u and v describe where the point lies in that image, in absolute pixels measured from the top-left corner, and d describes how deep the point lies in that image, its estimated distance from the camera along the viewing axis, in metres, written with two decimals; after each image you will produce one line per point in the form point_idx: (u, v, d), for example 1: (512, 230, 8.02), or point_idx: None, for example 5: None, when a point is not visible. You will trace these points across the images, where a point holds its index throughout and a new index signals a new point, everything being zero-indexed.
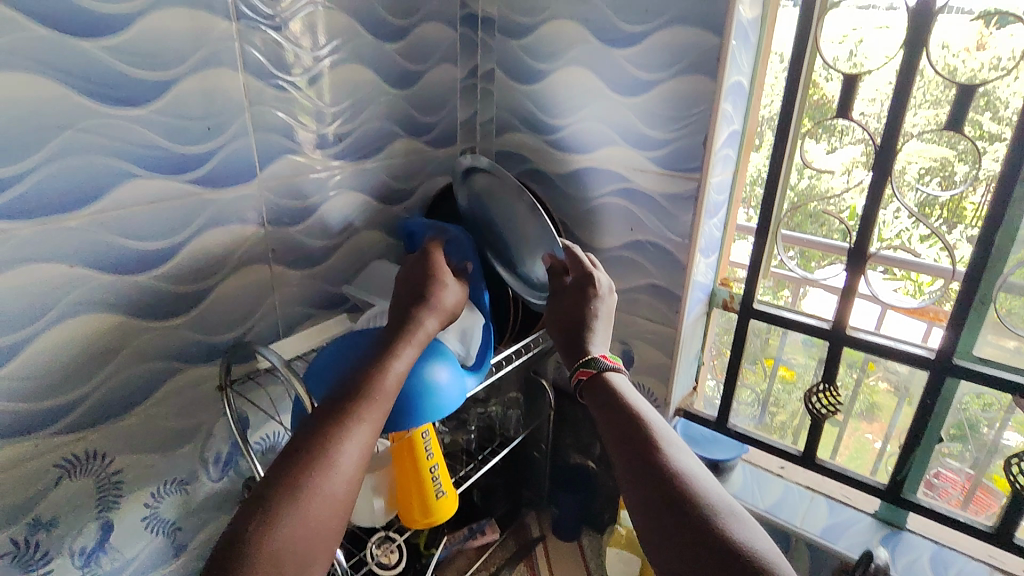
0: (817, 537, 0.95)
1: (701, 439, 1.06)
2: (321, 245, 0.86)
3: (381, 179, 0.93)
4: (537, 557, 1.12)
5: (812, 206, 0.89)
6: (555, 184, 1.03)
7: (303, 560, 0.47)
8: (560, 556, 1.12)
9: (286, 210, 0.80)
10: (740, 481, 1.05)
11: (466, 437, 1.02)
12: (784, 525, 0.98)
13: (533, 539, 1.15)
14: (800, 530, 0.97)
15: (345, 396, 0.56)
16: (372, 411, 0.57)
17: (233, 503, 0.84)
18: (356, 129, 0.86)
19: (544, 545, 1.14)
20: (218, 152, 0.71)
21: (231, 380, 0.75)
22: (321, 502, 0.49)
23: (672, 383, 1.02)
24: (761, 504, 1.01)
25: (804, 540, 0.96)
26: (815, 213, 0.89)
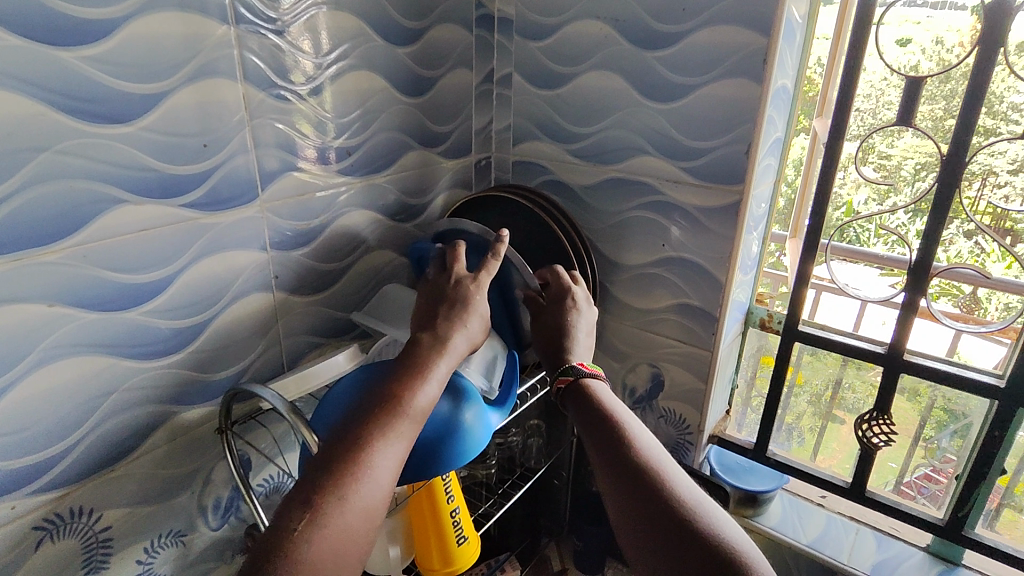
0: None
1: (735, 469, 1.01)
2: (329, 268, 0.79)
3: (393, 194, 0.86)
4: None
5: (854, 216, 0.84)
6: (579, 197, 0.95)
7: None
8: None
9: (291, 231, 0.73)
10: (778, 513, 0.99)
11: (485, 470, 0.93)
12: (829, 562, 0.90)
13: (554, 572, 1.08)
14: (846, 568, 0.89)
15: (373, 403, 0.50)
16: (406, 425, 0.50)
17: (234, 554, 0.76)
18: (367, 144, 0.79)
19: None
20: (217, 170, 0.64)
21: (231, 421, 0.68)
22: (352, 515, 0.43)
23: (706, 410, 0.95)
24: (803, 536, 0.94)
25: None
26: (858, 223, 0.84)
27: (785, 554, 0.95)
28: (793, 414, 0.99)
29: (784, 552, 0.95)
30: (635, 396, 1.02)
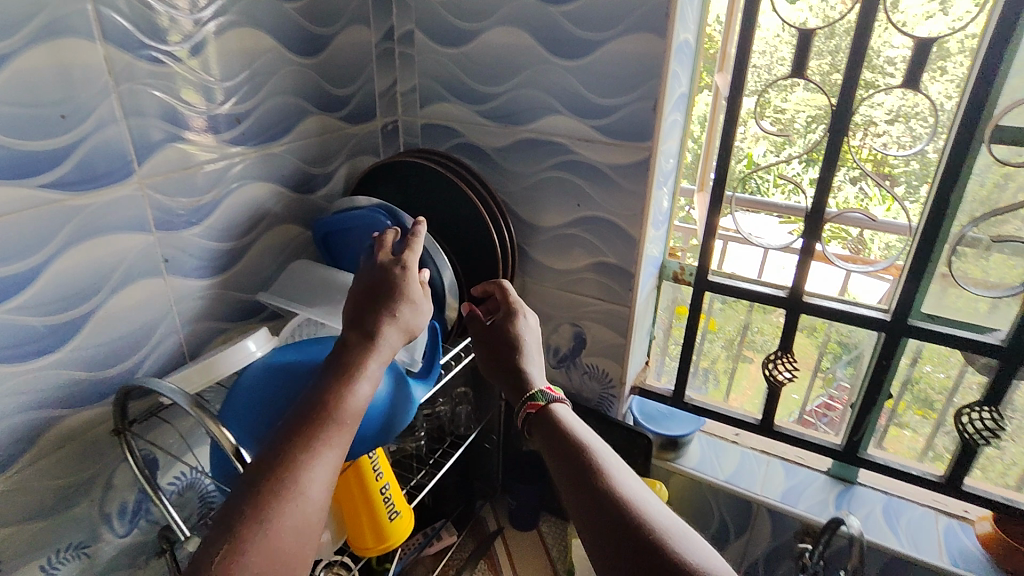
0: (778, 502, 0.94)
1: (657, 416, 1.05)
2: (229, 246, 0.74)
3: (294, 164, 0.81)
4: (497, 553, 1.06)
5: (756, 167, 0.87)
6: (491, 158, 0.93)
7: None
8: (520, 548, 1.07)
9: (180, 209, 0.67)
10: (697, 453, 1.05)
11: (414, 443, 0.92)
12: (747, 494, 0.96)
13: (490, 533, 1.09)
14: (761, 497, 0.96)
15: (310, 416, 0.48)
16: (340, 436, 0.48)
17: (147, 559, 0.70)
18: (258, 107, 0.73)
19: (503, 538, 1.09)
20: (83, 142, 0.57)
21: (128, 420, 0.62)
22: (284, 534, 0.41)
23: (627, 363, 0.98)
24: (722, 474, 1.00)
25: (766, 507, 0.95)
26: (758, 173, 0.87)
27: (705, 491, 1.00)
28: (707, 358, 1.04)
29: (704, 489, 1.00)
30: (558, 355, 1.04)
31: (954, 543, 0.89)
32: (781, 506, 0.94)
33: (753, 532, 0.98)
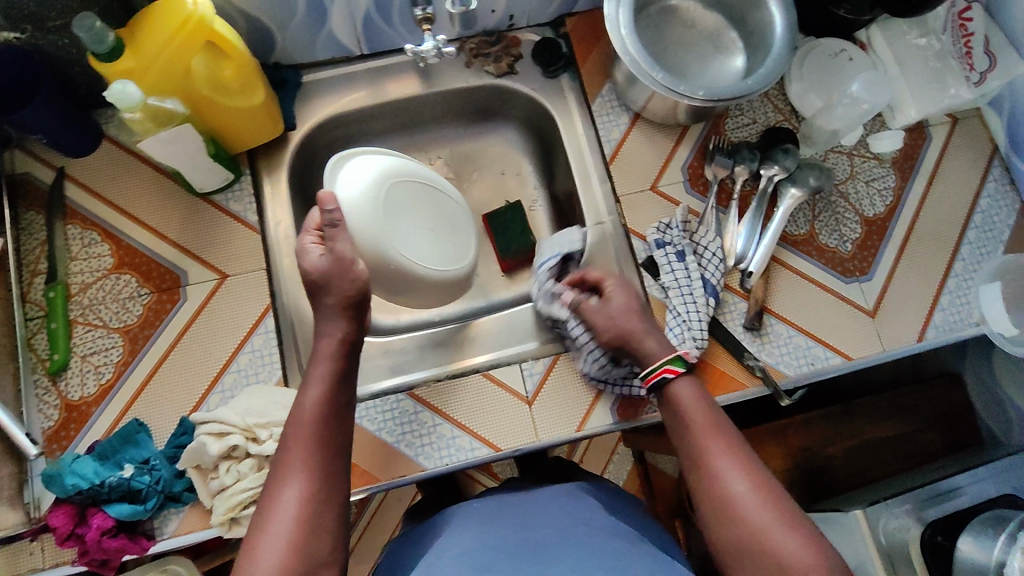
0: (700, 93, 0.76)
1: None
2: None
3: None
4: (231, 204, 0.80)
5: None
6: None
7: (282, 481, 0.58)
8: (242, 198, 0.80)
9: None
10: (608, 20, 0.77)
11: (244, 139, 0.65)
12: (662, 88, 0.76)
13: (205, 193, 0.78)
14: (679, 89, 0.76)
15: (295, 432, 0.61)
16: (310, 393, 0.63)
17: None
18: None
19: (218, 205, 0.80)
20: None
21: None
22: (273, 488, 0.58)
23: None
24: (655, 70, 0.75)
25: (682, 100, 0.77)
26: None
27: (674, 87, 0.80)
28: None
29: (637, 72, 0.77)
30: None
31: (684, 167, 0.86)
32: (714, 96, 0.75)
33: (656, 109, 0.84)
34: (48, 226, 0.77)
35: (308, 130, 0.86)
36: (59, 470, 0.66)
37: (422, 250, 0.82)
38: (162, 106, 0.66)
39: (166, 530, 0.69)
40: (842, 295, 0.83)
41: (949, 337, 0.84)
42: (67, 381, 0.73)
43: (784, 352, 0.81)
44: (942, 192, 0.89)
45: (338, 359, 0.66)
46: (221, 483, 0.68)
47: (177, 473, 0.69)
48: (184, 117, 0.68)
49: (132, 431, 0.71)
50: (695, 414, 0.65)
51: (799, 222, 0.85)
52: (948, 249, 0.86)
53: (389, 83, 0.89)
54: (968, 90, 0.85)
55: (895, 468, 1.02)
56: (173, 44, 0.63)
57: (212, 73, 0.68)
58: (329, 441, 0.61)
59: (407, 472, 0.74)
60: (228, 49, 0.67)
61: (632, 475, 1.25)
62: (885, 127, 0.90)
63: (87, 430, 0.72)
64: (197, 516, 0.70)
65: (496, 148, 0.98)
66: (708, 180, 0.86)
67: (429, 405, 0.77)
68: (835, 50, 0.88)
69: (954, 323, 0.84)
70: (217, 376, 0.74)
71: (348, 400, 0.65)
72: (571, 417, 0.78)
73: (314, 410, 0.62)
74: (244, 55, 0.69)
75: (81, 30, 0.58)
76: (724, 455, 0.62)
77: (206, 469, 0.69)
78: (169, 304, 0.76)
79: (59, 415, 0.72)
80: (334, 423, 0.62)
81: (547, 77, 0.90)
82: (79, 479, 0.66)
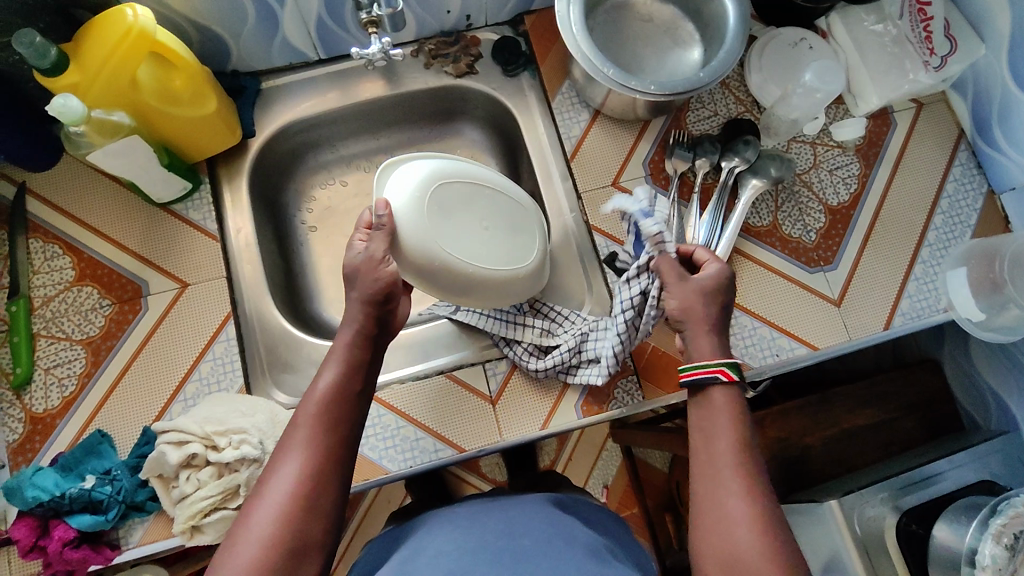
0: (650, 87, 0.75)
1: None
2: None
3: None
4: (191, 212, 0.80)
5: None
6: None
7: (287, 456, 0.57)
8: (201, 207, 0.81)
9: None
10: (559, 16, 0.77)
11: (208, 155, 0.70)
12: (613, 83, 0.76)
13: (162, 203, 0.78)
14: (629, 84, 0.75)
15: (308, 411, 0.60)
16: (327, 376, 0.62)
17: None
18: None
19: (177, 214, 0.80)
20: None
21: None
22: (274, 463, 0.57)
23: None
24: (606, 65, 0.75)
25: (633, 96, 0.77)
26: None
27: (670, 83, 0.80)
28: None
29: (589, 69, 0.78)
30: None
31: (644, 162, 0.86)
32: (666, 89, 0.75)
33: (614, 104, 0.84)
34: (10, 241, 0.78)
35: (268, 136, 0.87)
36: (21, 483, 0.67)
37: (476, 251, 0.75)
38: (109, 119, 0.67)
39: (131, 540, 0.70)
40: (806, 284, 0.83)
41: (916, 324, 0.83)
42: (31, 394, 0.74)
43: (748, 343, 0.80)
44: (908, 177, 0.88)
45: (359, 346, 0.64)
46: (182, 492, 0.68)
47: (139, 482, 0.70)
48: (132, 129, 0.69)
49: (94, 442, 0.71)
50: (700, 433, 0.60)
51: (762, 212, 0.85)
52: (914, 235, 0.86)
53: (349, 87, 0.89)
54: (927, 76, 0.85)
55: (874, 457, 1.01)
56: (116, 57, 0.63)
57: (159, 83, 0.69)
58: (339, 424, 0.60)
59: (370, 476, 0.75)
60: (174, 60, 0.68)
61: (620, 472, 1.22)
62: (848, 115, 0.89)
63: (51, 442, 0.72)
64: (161, 524, 0.70)
65: (462, 148, 0.98)
66: (669, 174, 0.85)
67: (392, 408, 0.77)
68: (795, 39, 0.88)
69: (921, 309, 0.83)
70: (179, 384, 0.75)
71: (362, 388, 0.63)
72: (535, 415, 0.78)
73: (327, 391, 0.61)
74: (192, 65, 0.69)
75: (22, 47, 0.59)
76: (730, 489, 0.56)
77: (169, 478, 0.69)
78: (131, 314, 0.77)
79: (23, 428, 0.73)
80: (350, 408, 0.61)
81: (507, 76, 0.90)
82: (39, 491, 0.67)
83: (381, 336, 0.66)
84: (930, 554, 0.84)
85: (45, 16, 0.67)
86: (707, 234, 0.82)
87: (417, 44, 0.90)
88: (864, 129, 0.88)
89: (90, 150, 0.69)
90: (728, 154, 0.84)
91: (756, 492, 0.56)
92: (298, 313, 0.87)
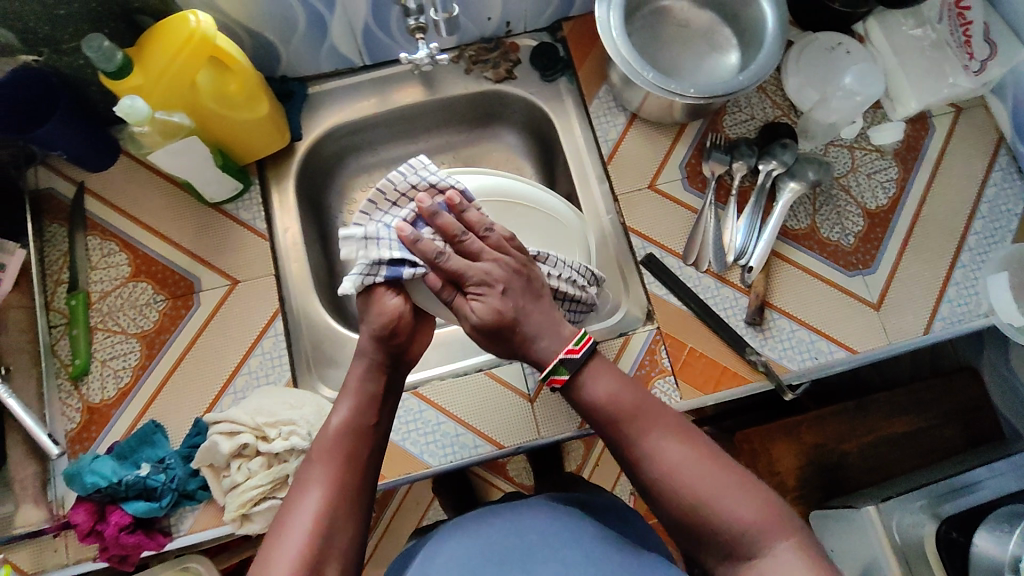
0: (690, 90, 0.77)
1: None
2: None
3: None
4: (241, 212, 0.83)
5: None
6: None
7: (304, 492, 0.58)
8: (250, 207, 0.83)
9: None
10: (600, 22, 0.79)
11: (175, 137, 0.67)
12: (652, 86, 0.77)
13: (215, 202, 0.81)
14: (669, 86, 0.77)
15: (322, 449, 0.60)
16: (340, 412, 0.62)
17: None
18: None
19: (228, 213, 0.83)
20: None
21: None
22: (292, 500, 0.58)
23: None
24: (646, 68, 0.77)
25: (673, 98, 0.78)
26: None
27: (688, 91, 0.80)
28: None
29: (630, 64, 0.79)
30: None
31: (683, 166, 0.87)
32: (705, 92, 0.76)
33: (652, 107, 0.85)
34: (70, 238, 0.81)
35: (314, 140, 0.89)
36: (80, 469, 0.69)
37: None
38: (168, 120, 0.69)
39: (182, 527, 0.72)
40: (844, 287, 0.83)
41: (957, 329, 0.83)
42: (88, 384, 0.76)
43: (786, 346, 0.81)
44: (948, 182, 0.87)
45: (372, 380, 0.64)
46: (233, 481, 0.70)
47: (191, 471, 0.72)
48: (190, 130, 0.71)
49: (149, 432, 0.74)
50: (619, 397, 0.61)
51: (799, 216, 0.85)
52: (953, 240, 0.85)
53: (392, 92, 0.92)
54: (966, 79, 0.84)
55: (911, 464, 1.00)
56: (181, 56, 0.66)
57: (215, 87, 0.72)
58: (357, 460, 0.60)
59: (412, 470, 0.76)
60: (232, 64, 0.70)
61: None
62: (886, 119, 0.89)
63: (107, 431, 0.75)
64: (211, 513, 0.72)
65: (499, 152, 1.00)
66: (706, 177, 0.86)
67: (434, 404, 0.78)
68: (833, 43, 0.88)
69: (962, 313, 0.83)
70: (229, 377, 0.77)
71: (378, 422, 0.63)
72: (573, 413, 0.79)
73: (341, 427, 0.61)
74: (247, 69, 0.72)
75: (90, 50, 0.62)
76: (658, 421, 0.60)
77: (219, 468, 0.72)
78: (183, 309, 0.79)
79: (80, 417, 0.75)
80: (366, 442, 0.62)
81: (545, 81, 0.92)
82: (98, 477, 0.69)
83: (397, 367, 0.65)
84: (969, 563, 0.82)
85: (110, 23, 0.71)
86: (746, 237, 0.83)
87: (458, 50, 0.92)
88: (902, 133, 0.88)
89: (151, 150, 0.71)
90: (768, 157, 0.85)
91: (669, 414, 0.61)
92: (341, 311, 0.89)
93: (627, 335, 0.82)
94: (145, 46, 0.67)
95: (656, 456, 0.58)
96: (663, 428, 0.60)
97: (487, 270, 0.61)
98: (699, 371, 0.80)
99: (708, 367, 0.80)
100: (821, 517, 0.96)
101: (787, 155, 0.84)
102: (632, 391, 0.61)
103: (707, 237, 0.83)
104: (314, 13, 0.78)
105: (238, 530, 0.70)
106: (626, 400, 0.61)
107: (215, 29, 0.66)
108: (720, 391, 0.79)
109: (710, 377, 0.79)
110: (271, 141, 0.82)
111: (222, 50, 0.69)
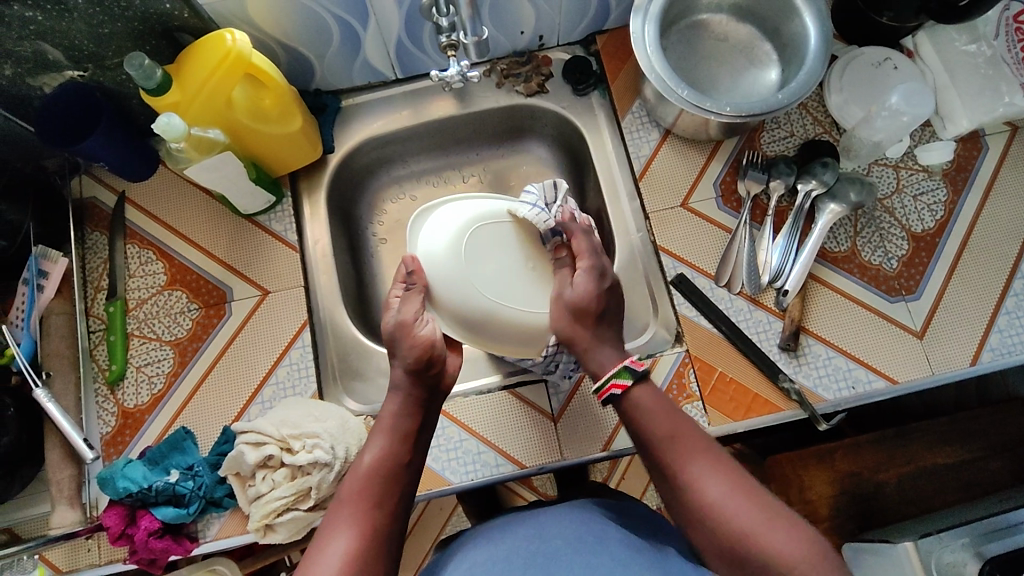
0: (725, 110, 0.75)
1: None
2: None
3: None
4: (273, 224, 0.84)
5: None
6: None
7: (337, 532, 0.56)
8: (282, 219, 0.85)
9: None
10: (634, 36, 0.77)
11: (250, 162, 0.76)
12: (686, 103, 0.75)
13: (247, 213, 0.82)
14: (703, 105, 0.75)
15: (355, 486, 0.60)
16: (373, 451, 0.62)
17: None
18: None
19: (260, 225, 0.84)
20: None
21: None
22: (319, 541, 0.56)
23: None
24: (680, 86, 0.75)
25: (708, 116, 0.76)
26: None
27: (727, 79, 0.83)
28: None
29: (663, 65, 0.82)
30: None
31: (716, 184, 0.84)
32: (741, 111, 0.74)
33: (685, 123, 0.83)
34: (110, 246, 0.83)
35: (346, 152, 0.90)
36: (112, 474, 0.71)
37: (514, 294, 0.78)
38: (205, 135, 0.71)
39: (208, 534, 0.73)
40: (886, 314, 0.80)
41: (1008, 361, 0.78)
42: (123, 389, 0.79)
43: (822, 373, 0.78)
44: (1001, 206, 0.83)
45: (409, 416, 0.65)
46: (258, 491, 0.71)
47: (218, 479, 0.73)
48: (225, 145, 0.73)
49: (179, 439, 0.75)
50: (658, 424, 0.61)
51: (839, 238, 0.82)
52: (1005, 267, 0.81)
53: (423, 105, 0.92)
54: (1023, 98, 0.80)
55: (952, 499, 0.95)
56: (214, 76, 0.67)
57: (251, 102, 0.73)
58: (387, 497, 0.60)
59: (433, 486, 0.76)
60: (267, 81, 0.72)
61: None
62: (934, 138, 0.85)
63: (140, 436, 0.77)
64: (237, 521, 0.73)
65: (529, 165, 0.99)
66: (741, 196, 0.84)
67: (456, 420, 0.78)
68: (879, 59, 0.85)
69: (1014, 344, 0.78)
70: (257, 388, 0.78)
71: (409, 461, 0.63)
72: (596, 436, 0.78)
73: (373, 464, 0.61)
74: (282, 85, 0.73)
75: (132, 68, 0.63)
76: (701, 452, 0.60)
77: (245, 477, 0.73)
78: (216, 318, 0.81)
79: (115, 421, 0.77)
80: (399, 481, 0.61)
81: (577, 95, 0.91)
82: (129, 482, 0.71)
83: (433, 398, 0.67)
84: None
85: (151, 40, 0.73)
86: (782, 257, 0.80)
87: (490, 64, 0.92)
88: (951, 153, 0.84)
89: (186, 165, 0.73)
90: (806, 175, 0.82)
91: (714, 448, 0.60)
92: (368, 323, 0.90)
93: (655, 357, 0.80)
94: (185, 63, 0.69)
95: (698, 487, 0.58)
96: (702, 461, 0.59)
97: (601, 263, 0.69)
98: (729, 397, 0.77)
99: (737, 393, 0.77)
100: (854, 549, 0.92)
101: (827, 173, 0.81)
102: (674, 422, 0.61)
103: (741, 257, 0.81)
104: (348, 30, 0.79)
105: (260, 540, 0.71)
106: (667, 430, 0.61)
107: (252, 49, 0.68)
108: (751, 418, 0.77)
109: (740, 403, 0.77)
110: (303, 153, 0.83)
111: (258, 69, 0.70)
